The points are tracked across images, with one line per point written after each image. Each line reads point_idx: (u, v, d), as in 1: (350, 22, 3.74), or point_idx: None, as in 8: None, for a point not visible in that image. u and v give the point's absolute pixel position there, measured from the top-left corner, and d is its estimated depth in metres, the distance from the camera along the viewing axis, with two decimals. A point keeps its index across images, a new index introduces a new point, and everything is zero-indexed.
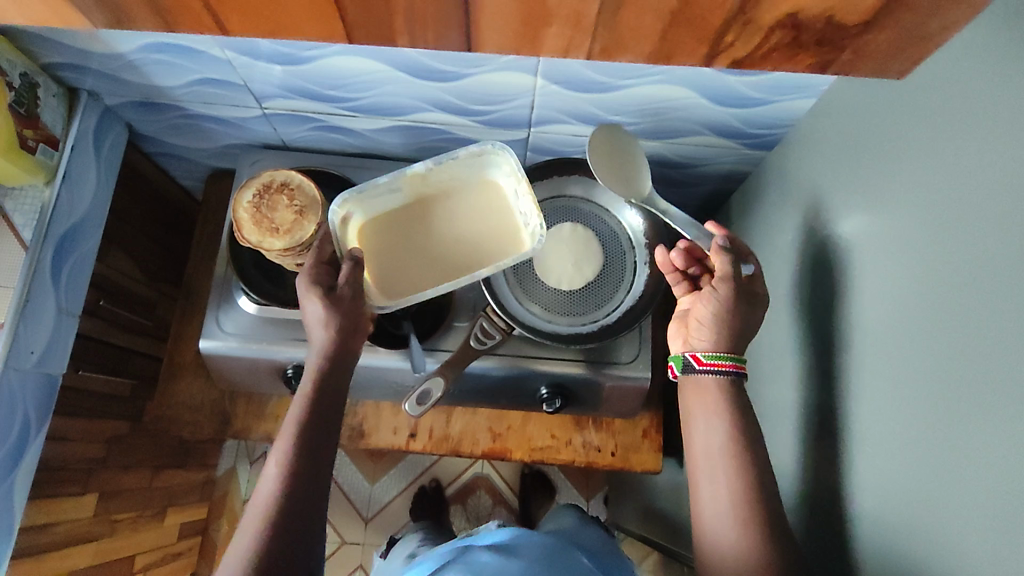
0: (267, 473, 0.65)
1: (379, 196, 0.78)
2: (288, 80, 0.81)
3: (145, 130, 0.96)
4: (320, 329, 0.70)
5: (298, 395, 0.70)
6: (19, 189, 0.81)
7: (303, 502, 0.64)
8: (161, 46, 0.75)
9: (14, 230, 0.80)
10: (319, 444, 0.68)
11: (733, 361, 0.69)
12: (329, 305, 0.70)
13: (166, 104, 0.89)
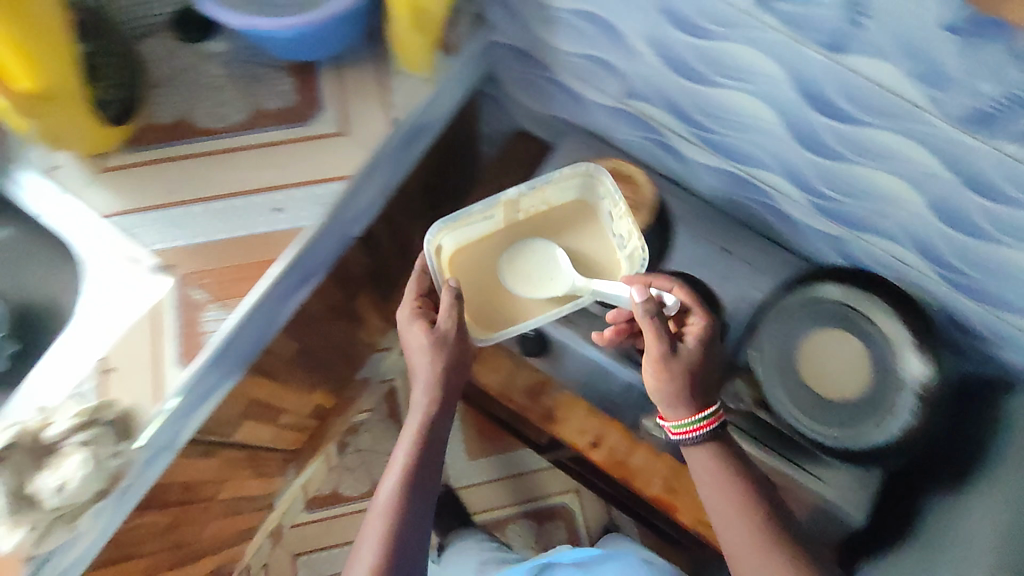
0: (373, 515, 0.75)
1: (468, 222, 0.86)
2: (664, 86, 0.82)
3: (500, 72, 1.01)
4: (430, 366, 0.78)
5: (405, 433, 0.80)
6: (403, 76, 0.88)
7: (410, 523, 0.74)
8: (593, 18, 0.78)
9: (386, 107, 0.87)
10: (417, 483, 0.77)
11: (698, 422, 0.74)
12: (434, 351, 0.78)
13: (540, 61, 0.93)
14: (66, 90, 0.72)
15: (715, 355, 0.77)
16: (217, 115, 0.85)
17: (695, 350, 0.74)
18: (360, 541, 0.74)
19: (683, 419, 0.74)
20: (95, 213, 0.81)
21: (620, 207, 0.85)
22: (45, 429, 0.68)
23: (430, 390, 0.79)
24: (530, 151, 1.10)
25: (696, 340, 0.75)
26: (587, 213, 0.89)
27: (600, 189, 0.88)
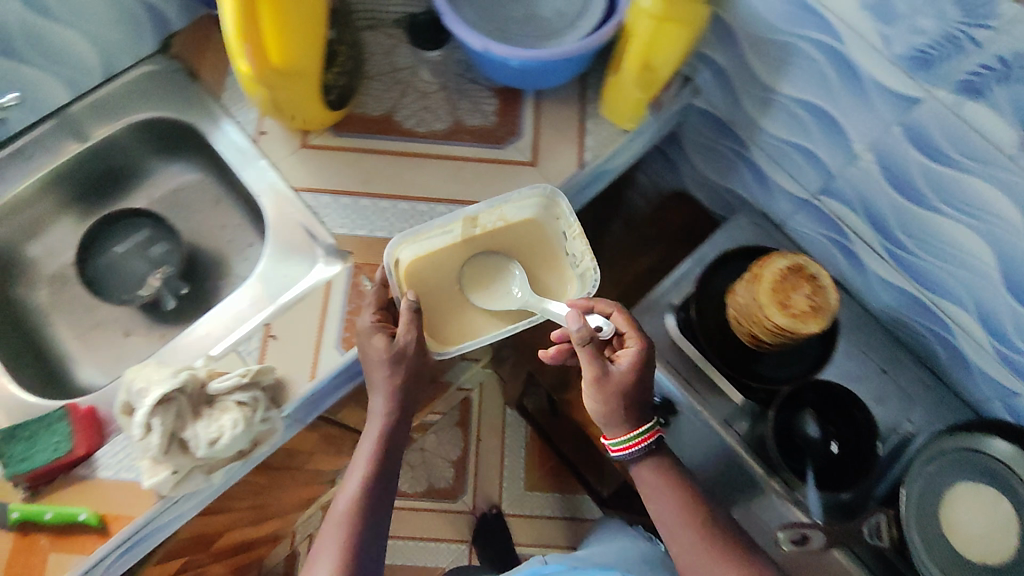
0: (332, 521, 0.75)
1: (429, 236, 0.82)
2: (872, 193, 0.78)
3: (686, 136, 0.99)
4: (379, 385, 0.76)
5: (360, 454, 0.78)
6: (603, 121, 0.88)
7: (368, 532, 0.75)
8: (818, 110, 0.77)
9: (580, 146, 0.87)
10: (377, 488, 0.77)
11: (638, 439, 0.76)
12: (381, 368, 0.75)
13: (736, 135, 0.91)
14: (305, 70, 0.75)
15: (648, 379, 0.76)
16: (420, 119, 0.88)
17: (635, 381, 0.74)
18: (320, 544, 0.74)
19: (623, 435, 0.76)
20: (288, 186, 0.85)
21: (575, 228, 0.84)
22: (212, 380, 0.72)
23: (388, 411, 0.77)
24: (690, 217, 1.08)
25: (627, 355, 0.75)
26: (539, 234, 0.87)
27: (551, 210, 0.86)
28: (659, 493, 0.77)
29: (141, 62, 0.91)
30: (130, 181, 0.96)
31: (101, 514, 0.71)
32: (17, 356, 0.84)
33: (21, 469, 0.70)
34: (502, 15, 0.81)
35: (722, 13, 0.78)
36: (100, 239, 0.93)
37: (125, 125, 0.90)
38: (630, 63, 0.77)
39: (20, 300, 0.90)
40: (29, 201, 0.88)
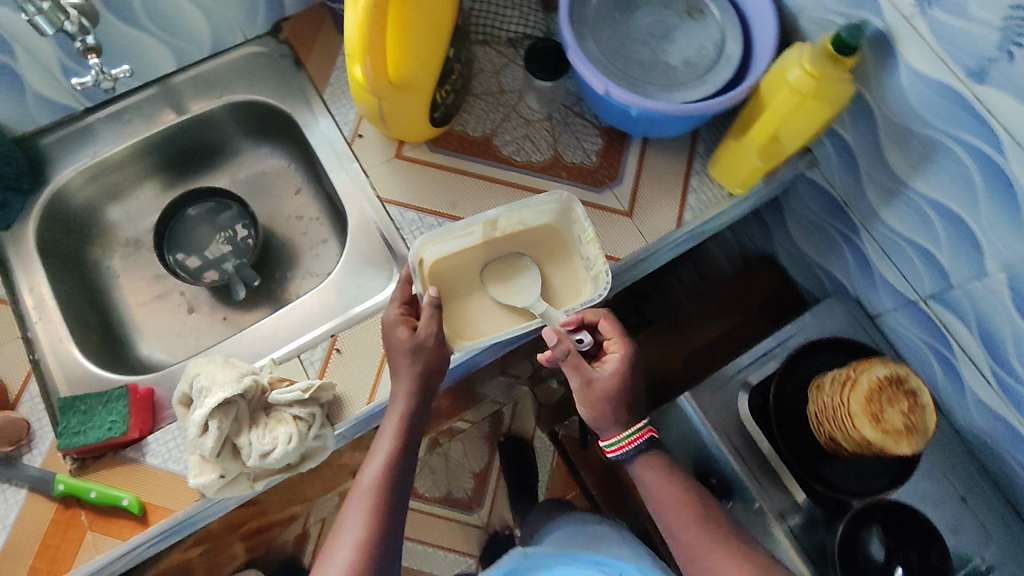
0: (354, 502, 0.69)
1: (451, 234, 0.78)
2: (992, 315, 0.72)
3: (793, 206, 0.94)
4: (402, 372, 0.71)
5: (386, 423, 0.71)
6: (711, 182, 0.83)
7: (393, 509, 0.69)
8: (951, 216, 0.71)
9: (682, 206, 0.82)
10: (401, 467, 0.71)
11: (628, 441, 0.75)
12: (405, 356, 0.70)
13: (849, 218, 0.85)
14: (419, 85, 0.72)
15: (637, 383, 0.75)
16: (519, 148, 0.84)
17: (621, 390, 0.73)
18: (342, 525, 0.69)
19: (615, 435, 0.75)
20: (376, 196, 0.83)
21: (589, 232, 0.78)
22: (273, 388, 0.70)
23: (413, 393, 0.71)
24: (778, 289, 1.02)
25: (615, 363, 0.73)
26: (555, 238, 0.82)
27: (566, 214, 0.80)
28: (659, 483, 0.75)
29: (250, 43, 0.89)
30: (217, 158, 0.95)
31: (142, 502, 0.70)
32: (86, 318, 0.84)
33: (74, 442, 0.69)
34: (626, 57, 0.75)
35: (865, 95, 0.72)
36: (181, 210, 0.92)
37: (224, 103, 0.88)
38: (754, 132, 0.72)
39: (95, 261, 0.90)
40: (120, 164, 0.88)
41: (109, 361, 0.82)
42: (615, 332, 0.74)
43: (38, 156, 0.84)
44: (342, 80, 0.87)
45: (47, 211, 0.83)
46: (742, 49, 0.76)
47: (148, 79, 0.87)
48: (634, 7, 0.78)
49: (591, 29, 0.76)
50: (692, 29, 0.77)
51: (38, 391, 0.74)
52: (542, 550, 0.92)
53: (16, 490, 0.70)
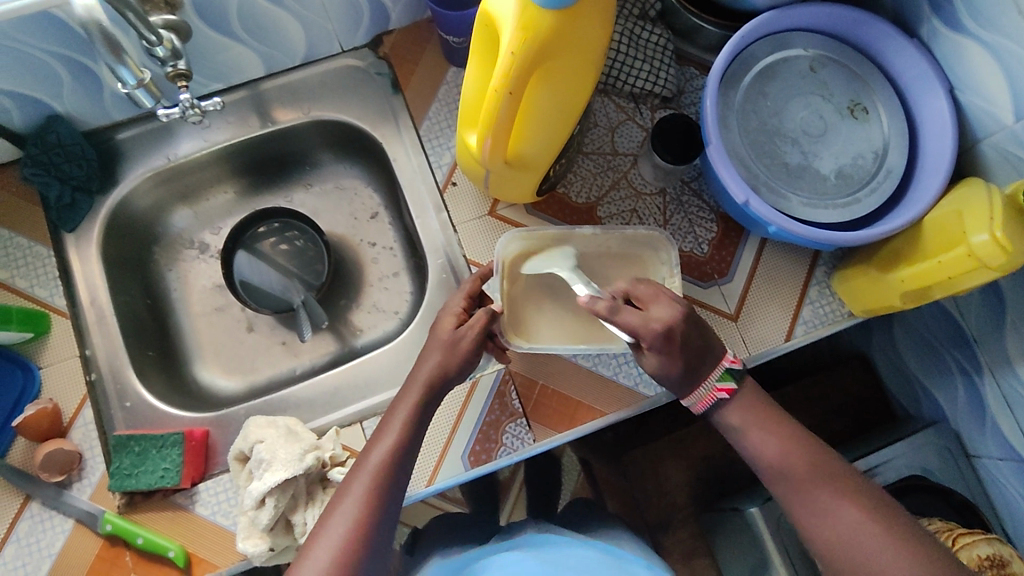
0: (351, 486, 0.54)
1: (543, 236, 0.71)
2: None
3: (916, 323, 0.85)
4: (428, 357, 0.61)
5: (391, 413, 0.60)
6: (832, 295, 0.74)
7: (390, 500, 0.55)
8: None
9: (795, 316, 0.73)
10: (411, 454, 0.58)
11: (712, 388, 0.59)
12: (438, 350, 0.61)
13: (973, 355, 0.77)
14: (533, 165, 0.63)
15: (695, 339, 0.59)
16: (624, 222, 0.76)
17: (672, 376, 0.59)
18: (332, 508, 0.54)
19: (688, 398, 0.60)
20: (462, 255, 0.77)
21: (676, 279, 0.70)
22: (334, 466, 0.67)
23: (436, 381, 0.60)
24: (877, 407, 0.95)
25: (656, 353, 0.58)
26: (637, 270, 0.72)
27: (657, 254, 0.72)
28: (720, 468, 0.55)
29: (346, 54, 0.82)
30: (295, 169, 0.89)
31: (188, 553, 0.67)
32: (143, 331, 0.80)
33: (126, 485, 0.67)
34: (771, 157, 0.69)
35: None
36: (245, 233, 0.85)
37: (310, 120, 0.82)
38: (904, 272, 0.64)
39: (158, 265, 0.85)
40: (194, 167, 0.83)
41: (165, 382, 0.78)
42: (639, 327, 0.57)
43: (110, 152, 0.79)
44: (441, 115, 0.79)
45: (114, 213, 0.79)
46: (907, 159, 0.68)
47: (234, 82, 0.80)
48: (788, 95, 0.70)
49: (735, 115, 0.69)
50: (852, 131, 0.70)
51: (92, 417, 0.70)
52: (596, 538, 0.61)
53: (64, 519, 0.67)
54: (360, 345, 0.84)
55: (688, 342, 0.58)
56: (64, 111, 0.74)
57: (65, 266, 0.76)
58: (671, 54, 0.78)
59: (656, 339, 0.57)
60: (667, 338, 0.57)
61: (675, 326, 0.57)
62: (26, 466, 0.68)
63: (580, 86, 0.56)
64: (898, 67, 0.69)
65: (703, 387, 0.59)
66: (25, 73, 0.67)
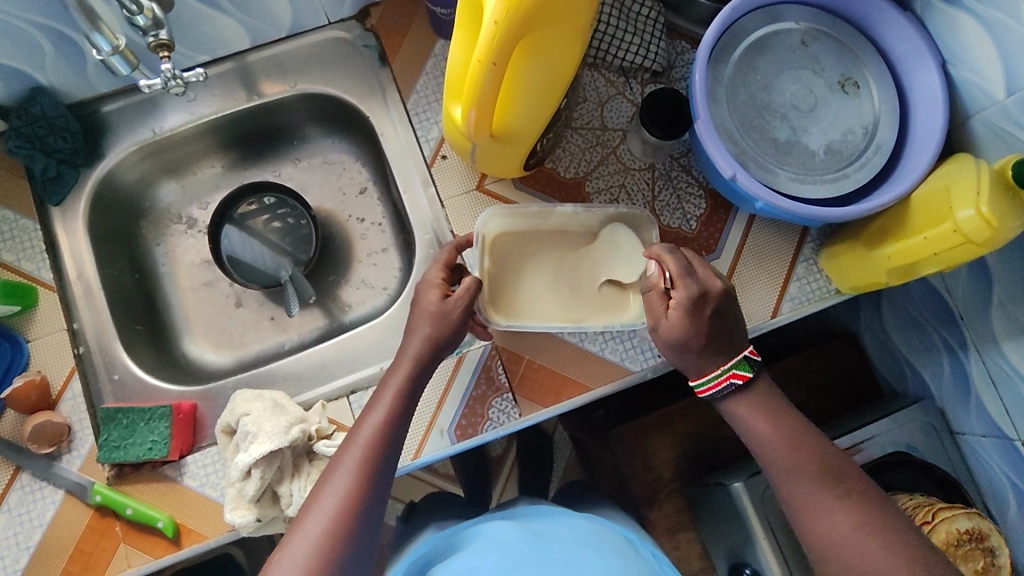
0: (343, 458, 0.54)
1: (523, 213, 0.71)
2: None
3: (904, 301, 0.85)
4: (418, 329, 0.61)
5: (381, 390, 0.60)
6: (819, 272, 0.74)
7: (383, 473, 0.55)
8: None
9: (782, 294, 0.73)
10: (403, 427, 0.58)
11: (722, 376, 0.59)
12: (427, 322, 0.61)
13: (959, 332, 0.77)
14: (521, 139, 0.63)
15: (721, 321, 0.59)
16: (612, 198, 0.76)
17: (691, 343, 0.59)
18: (323, 481, 0.54)
19: (702, 378, 0.60)
20: (450, 229, 0.77)
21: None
22: (320, 439, 0.68)
23: (424, 354, 0.61)
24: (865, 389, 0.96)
25: (683, 309, 0.58)
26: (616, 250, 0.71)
27: (638, 235, 0.72)
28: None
29: (334, 26, 0.81)
30: (282, 143, 0.88)
31: (177, 524, 0.67)
32: (131, 305, 0.80)
33: (114, 457, 0.68)
34: (760, 132, 0.68)
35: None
36: (230, 210, 0.85)
37: (297, 93, 0.81)
38: (892, 250, 0.63)
39: (146, 240, 0.85)
40: (179, 140, 0.83)
41: (154, 356, 0.79)
42: (680, 275, 0.59)
43: (96, 125, 0.79)
44: (429, 88, 0.78)
45: (100, 187, 0.79)
46: (897, 135, 0.67)
47: (220, 54, 0.80)
48: (779, 69, 0.69)
49: (725, 89, 0.68)
50: (842, 106, 0.69)
51: (80, 389, 0.71)
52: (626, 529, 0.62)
53: (54, 489, 0.68)
54: (349, 320, 0.84)
55: (714, 318, 0.59)
56: (48, 83, 0.74)
57: (52, 240, 0.76)
58: (662, 27, 0.77)
59: (688, 294, 0.58)
60: (698, 300, 0.58)
61: (712, 293, 0.59)
62: (15, 438, 0.69)
63: (567, 57, 0.56)
64: (890, 40, 0.68)
65: (715, 372, 0.59)
66: (7, 44, 0.66)
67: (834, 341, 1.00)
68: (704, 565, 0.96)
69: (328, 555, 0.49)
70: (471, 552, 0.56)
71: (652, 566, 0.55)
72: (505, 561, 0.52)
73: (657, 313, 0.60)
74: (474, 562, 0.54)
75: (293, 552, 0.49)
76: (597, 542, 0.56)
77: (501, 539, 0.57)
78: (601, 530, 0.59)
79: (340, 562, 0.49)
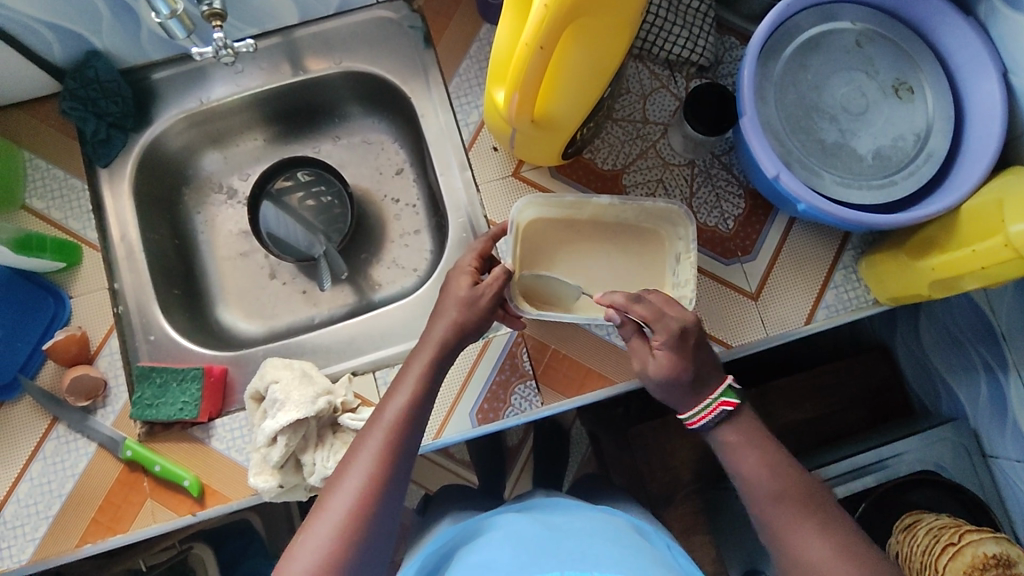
0: (366, 441, 0.55)
1: (559, 203, 0.70)
2: None
3: (944, 317, 0.83)
4: (445, 314, 0.62)
5: (404, 374, 0.60)
6: (857, 280, 0.72)
7: (405, 456, 0.55)
8: None
9: (817, 300, 0.72)
10: (425, 410, 0.59)
11: (704, 408, 0.58)
12: (455, 307, 0.62)
13: (999, 353, 0.75)
14: (561, 127, 0.63)
15: (702, 355, 0.60)
16: (649, 192, 0.75)
17: (679, 380, 0.59)
18: (347, 462, 0.54)
19: (688, 411, 0.60)
20: (484, 214, 0.77)
21: (693, 255, 0.68)
22: (345, 412, 0.69)
23: (450, 336, 0.61)
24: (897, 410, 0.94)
25: (670, 350, 0.59)
26: (652, 245, 0.71)
27: (675, 230, 0.71)
28: (751, 470, 0.56)
29: (381, 6, 0.82)
30: (324, 120, 0.89)
31: (202, 484, 0.69)
32: (170, 270, 0.82)
33: (146, 414, 0.70)
34: (807, 133, 0.67)
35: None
36: (269, 183, 0.86)
37: (341, 70, 0.82)
38: (934, 265, 0.62)
39: (186, 207, 0.87)
40: (225, 111, 0.84)
41: (188, 321, 0.81)
42: (654, 317, 0.58)
43: (145, 91, 0.81)
44: (472, 72, 0.78)
45: (147, 152, 0.81)
46: (950, 144, 0.65)
47: (269, 28, 0.81)
48: (831, 69, 0.68)
49: (773, 87, 0.67)
50: (893, 111, 0.67)
51: (117, 347, 0.73)
52: (648, 526, 0.62)
53: (87, 442, 0.70)
54: (378, 299, 0.85)
55: (699, 349, 0.60)
56: (103, 47, 0.76)
57: (98, 201, 0.78)
58: (711, 21, 0.76)
59: (669, 332, 0.58)
60: (680, 336, 0.59)
61: (689, 326, 0.59)
62: (54, 389, 0.71)
63: (613, 47, 0.55)
64: (949, 45, 0.66)
65: (705, 402, 0.59)
66: (66, 7, 0.68)
67: (867, 354, 0.98)
68: (715, 570, 0.95)
69: (351, 536, 0.50)
70: (484, 545, 0.56)
71: (668, 559, 0.55)
72: (522, 550, 0.53)
73: (643, 353, 0.61)
74: (491, 552, 0.54)
75: (319, 530, 0.50)
76: (616, 533, 0.56)
77: (513, 531, 0.57)
78: (614, 519, 0.60)
79: (363, 543, 0.50)
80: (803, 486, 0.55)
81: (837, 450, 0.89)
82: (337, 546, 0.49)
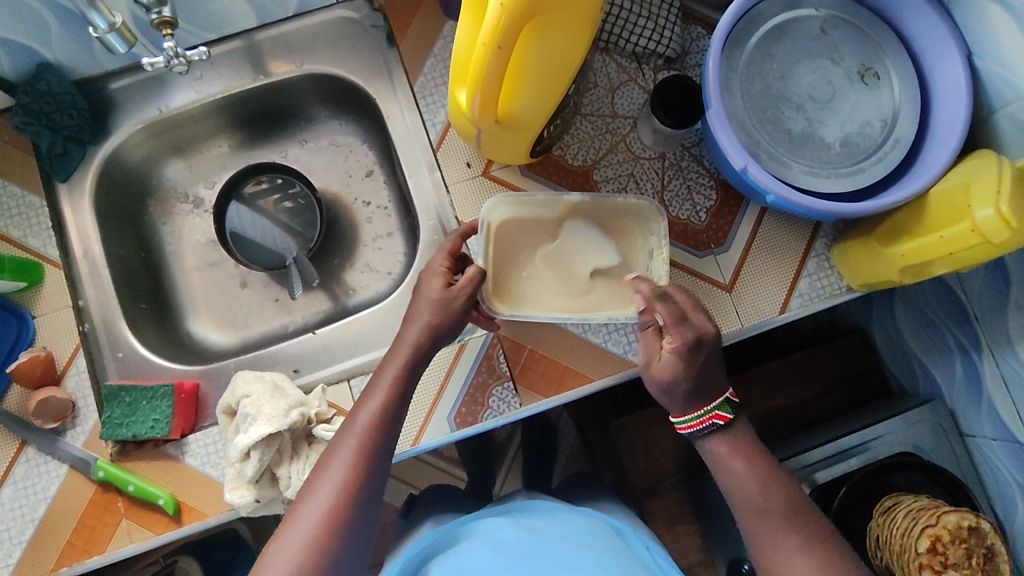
0: (339, 448, 0.54)
1: (532, 201, 0.70)
2: None
3: (919, 300, 0.83)
4: (417, 317, 0.61)
5: (377, 379, 0.59)
6: (829, 269, 0.72)
7: (379, 462, 0.54)
8: None
9: (791, 289, 0.72)
10: (398, 416, 0.58)
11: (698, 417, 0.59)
12: (425, 312, 0.61)
13: (972, 335, 0.75)
14: (526, 126, 0.62)
15: (710, 370, 0.58)
16: (620, 187, 0.74)
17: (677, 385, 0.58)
18: (319, 470, 0.53)
19: (682, 415, 0.60)
20: (454, 215, 0.76)
21: (665, 250, 0.68)
22: (319, 422, 0.68)
23: (422, 342, 0.60)
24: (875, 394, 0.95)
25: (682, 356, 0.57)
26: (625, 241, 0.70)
27: (648, 227, 0.70)
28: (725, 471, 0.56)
29: (342, 6, 0.80)
30: (290, 124, 0.88)
31: (177, 501, 0.68)
32: (137, 284, 0.81)
33: (117, 434, 0.69)
34: (774, 123, 0.66)
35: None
36: (237, 189, 0.84)
37: (304, 73, 0.81)
38: (904, 249, 0.61)
39: (152, 218, 0.85)
40: (186, 119, 0.82)
41: (158, 335, 0.79)
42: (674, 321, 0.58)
43: (102, 102, 0.79)
44: (437, 71, 0.77)
45: (107, 165, 0.79)
46: (915, 130, 0.65)
47: (228, 33, 0.79)
48: (797, 57, 0.67)
49: (739, 77, 0.66)
50: (860, 97, 0.67)
51: (85, 366, 0.71)
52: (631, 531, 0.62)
53: (58, 464, 0.68)
54: (353, 304, 0.84)
55: (711, 347, 0.59)
56: (54, 58, 0.74)
57: (58, 217, 0.76)
58: (677, 11, 0.75)
59: (684, 340, 0.57)
60: (693, 346, 0.58)
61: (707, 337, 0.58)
62: (21, 412, 0.69)
63: (576, 44, 0.54)
64: (914, 29, 0.66)
65: (702, 409, 0.58)
66: (10, 17, 0.66)
67: (845, 338, 0.98)
68: (702, 559, 0.95)
69: (323, 547, 0.49)
70: (463, 551, 0.56)
71: (642, 560, 0.55)
72: (499, 556, 0.52)
73: (652, 351, 0.60)
74: (468, 558, 0.54)
75: (290, 541, 0.49)
76: (592, 535, 0.56)
77: (494, 535, 0.57)
78: (595, 522, 0.60)
79: (335, 554, 0.50)
80: (768, 489, 0.55)
81: (819, 434, 0.90)
82: (309, 557, 0.48)
